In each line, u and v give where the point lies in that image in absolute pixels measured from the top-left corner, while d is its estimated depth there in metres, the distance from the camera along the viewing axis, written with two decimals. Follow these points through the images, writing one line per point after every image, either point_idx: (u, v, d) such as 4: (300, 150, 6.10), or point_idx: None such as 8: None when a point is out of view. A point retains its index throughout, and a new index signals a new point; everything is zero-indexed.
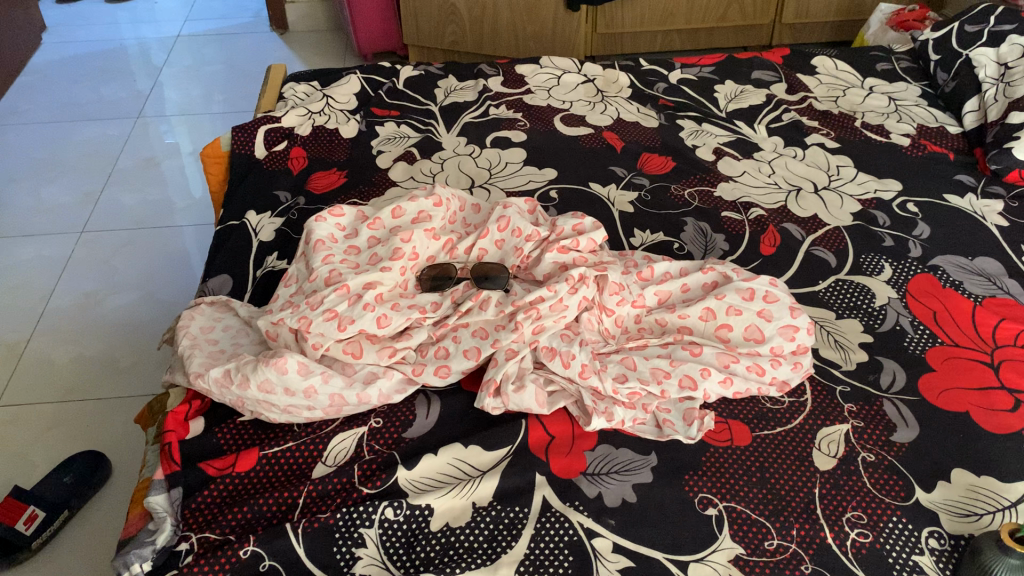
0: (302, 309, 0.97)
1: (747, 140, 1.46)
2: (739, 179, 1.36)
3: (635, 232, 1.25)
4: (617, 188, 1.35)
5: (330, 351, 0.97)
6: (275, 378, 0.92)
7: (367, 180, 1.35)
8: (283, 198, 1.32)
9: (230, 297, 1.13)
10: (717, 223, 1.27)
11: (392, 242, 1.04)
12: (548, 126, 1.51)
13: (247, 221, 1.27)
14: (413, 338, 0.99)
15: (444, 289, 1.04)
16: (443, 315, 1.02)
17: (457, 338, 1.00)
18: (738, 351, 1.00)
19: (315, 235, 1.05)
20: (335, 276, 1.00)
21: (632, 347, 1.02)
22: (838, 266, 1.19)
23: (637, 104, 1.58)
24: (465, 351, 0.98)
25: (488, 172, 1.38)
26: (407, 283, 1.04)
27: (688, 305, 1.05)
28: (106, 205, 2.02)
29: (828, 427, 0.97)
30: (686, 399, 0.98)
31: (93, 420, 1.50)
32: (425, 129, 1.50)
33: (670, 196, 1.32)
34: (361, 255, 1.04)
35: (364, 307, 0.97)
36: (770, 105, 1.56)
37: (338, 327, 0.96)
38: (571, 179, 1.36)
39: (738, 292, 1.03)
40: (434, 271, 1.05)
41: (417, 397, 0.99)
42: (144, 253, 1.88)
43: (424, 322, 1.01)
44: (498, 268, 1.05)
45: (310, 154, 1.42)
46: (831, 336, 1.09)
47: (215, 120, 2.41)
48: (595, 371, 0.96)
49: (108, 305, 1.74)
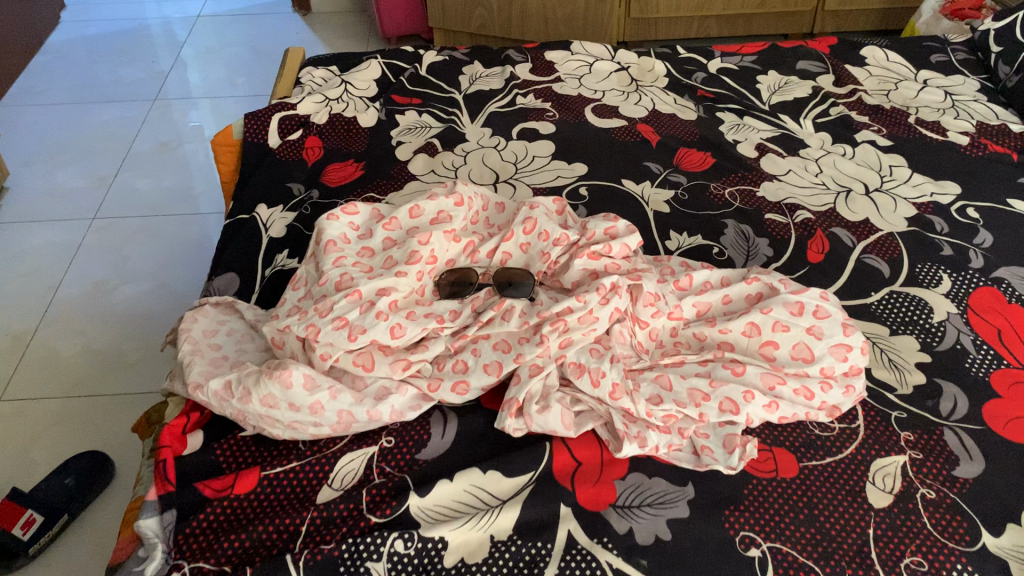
0: (310, 316, 0.90)
1: (792, 135, 1.37)
2: (784, 178, 1.27)
3: (670, 235, 1.16)
4: (652, 185, 1.26)
5: (340, 362, 0.89)
6: (279, 393, 0.85)
7: (385, 173, 1.27)
8: (296, 190, 1.24)
9: (236, 298, 1.06)
10: (761, 227, 1.17)
11: (409, 245, 0.96)
12: (579, 117, 1.42)
13: (258, 215, 1.19)
14: (429, 350, 0.91)
15: (464, 295, 0.96)
16: (462, 325, 0.94)
17: (476, 350, 0.92)
18: (785, 371, 0.91)
19: (326, 234, 0.97)
20: (346, 280, 0.93)
21: (667, 364, 0.94)
22: (892, 276, 1.10)
23: (674, 95, 1.48)
24: (485, 365, 0.90)
25: (514, 166, 1.30)
26: (424, 290, 0.96)
27: (730, 318, 0.96)
28: (119, 190, 1.96)
29: (882, 458, 0.88)
30: (727, 424, 0.89)
31: (99, 417, 1.44)
32: (448, 118, 1.42)
33: (708, 196, 1.23)
34: (375, 258, 0.96)
35: (377, 315, 0.89)
36: (817, 98, 1.46)
37: (348, 337, 0.88)
38: (603, 175, 1.27)
39: (786, 306, 0.94)
40: (454, 277, 0.97)
41: (433, 414, 0.91)
42: (156, 241, 1.82)
43: (441, 333, 0.93)
44: (524, 274, 0.97)
45: (326, 144, 1.34)
46: (885, 354, 1.00)
47: (234, 104, 2.34)
48: (627, 391, 0.88)
49: (118, 296, 1.68)
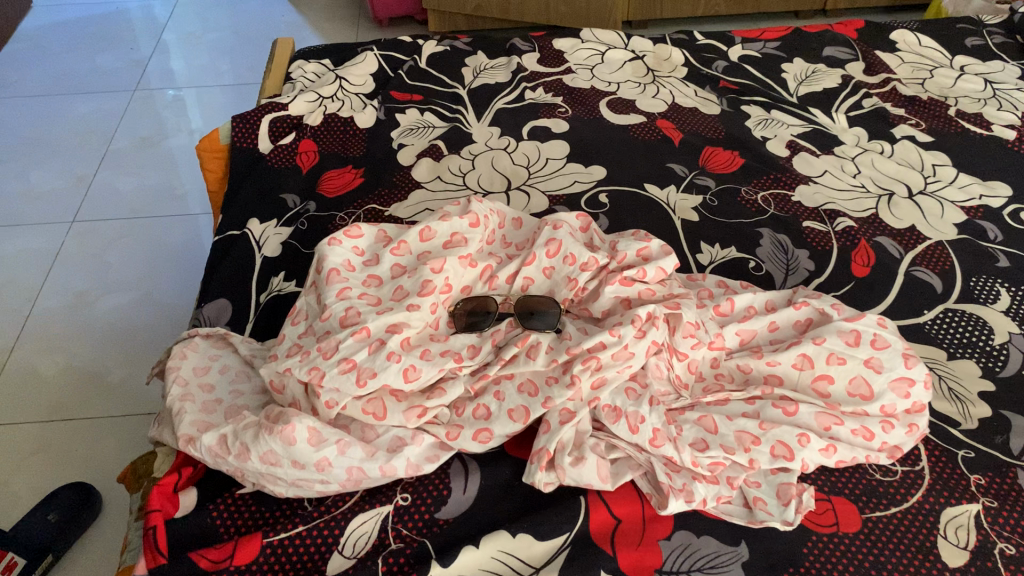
0: (313, 358, 0.81)
1: (824, 131, 1.27)
2: (819, 180, 1.17)
3: (701, 248, 1.06)
4: (678, 190, 1.16)
5: (347, 410, 0.80)
6: (281, 449, 0.76)
7: (387, 181, 1.17)
8: (291, 202, 1.14)
9: (228, 329, 0.96)
10: (799, 237, 1.08)
11: (421, 272, 0.86)
12: (593, 113, 1.31)
13: (249, 231, 1.09)
14: (447, 394, 0.81)
15: (483, 328, 0.86)
16: (483, 362, 0.84)
17: (499, 392, 0.82)
18: (841, 410, 0.83)
19: (328, 262, 0.87)
20: (353, 316, 0.83)
21: (710, 402, 0.85)
22: (945, 292, 1.01)
23: (694, 86, 1.38)
24: (510, 410, 0.81)
25: (527, 170, 1.19)
26: (438, 322, 0.86)
27: (778, 348, 0.87)
28: (100, 190, 1.85)
29: (954, 507, 0.79)
30: (780, 470, 0.80)
31: (84, 444, 1.34)
32: (453, 116, 1.31)
33: (739, 202, 1.14)
34: (384, 288, 0.86)
35: (388, 357, 0.80)
36: (848, 88, 1.36)
37: (356, 382, 0.79)
38: (623, 179, 1.17)
39: (841, 335, 0.85)
40: (472, 307, 0.87)
41: (453, 465, 0.82)
42: (140, 246, 1.71)
43: (459, 374, 0.83)
44: (550, 303, 0.87)
45: (321, 148, 1.23)
46: (945, 383, 0.91)
47: (219, 93, 2.22)
48: (670, 438, 0.79)
49: (102, 307, 1.58)
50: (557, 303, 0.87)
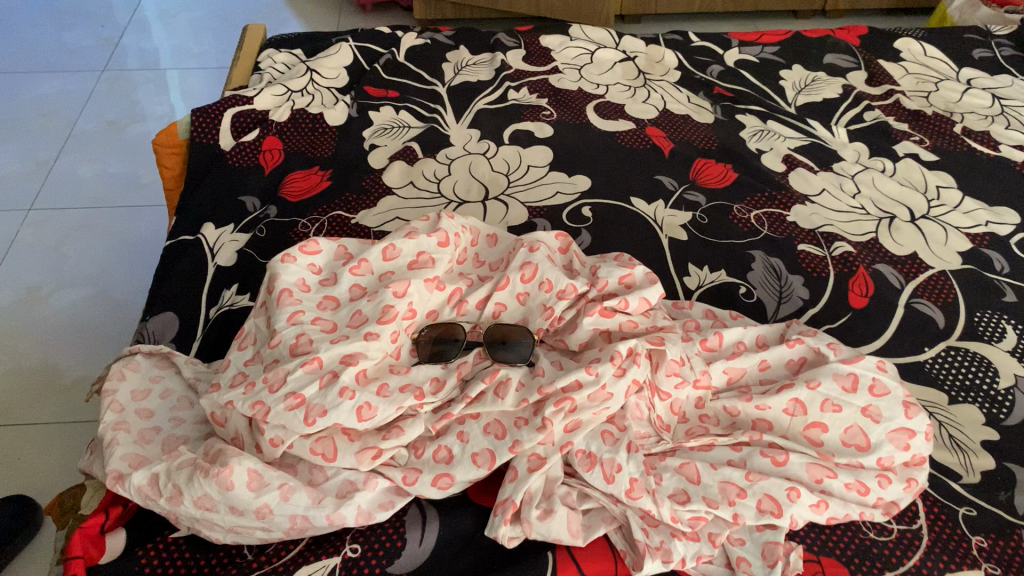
0: (258, 390, 0.73)
1: (823, 145, 1.20)
2: (816, 199, 1.10)
3: (689, 270, 0.99)
4: (666, 205, 1.08)
5: (294, 449, 0.73)
6: (217, 495, 0.68)
7: (355, 185, 1.09)
8: (250, 206, 1.06)
9: (173, 348, 0.88)
10: (793, 262, 1.01)
11: (381, 296, 0.78)
12: (579, 117, 1.24)
13: (203, 237, 1.01)
14: (405, 434, 0.74)
15: (449, 357, 0.79)
16: (446, 399, 0.77)
17: (462, 432, 0.75)
18: (835, 462, 0.76)
19: (280, 282, 0.79)
20: (304, 344, 0.75)
21: (692, 447, 0.78)
22: (947, 327, 0.94)
23: (687, 92, 1.31)
24: (474, 454, 0.73)
25: (506, 178, 1.11)
26: (400, 352, 0.79)
27: (768, 391, 0.80)
28: (60, 176, 1.76)
29: (953, 573, 0.73)
30: (766, 527, 0.73)
31: (27, 453, 1.26)
32: (430, 116, 1.23)
33: (731, 220, 1.06)
34: (341, 312, 0.79)
35: (340, 392, 0.72)
36: (849, 100, 1.29)
37: (304, 419, 0.71)
38: (608, 191, 1.10)
39: (837, 379, 0.79)
40: (439, 334, 0.80)
41: (410, 512, 0.75)
42: (100, 239, 1.62)
43: (419, 411, 0.76)
44: (523, 334, 0.80)
45: (287, 146, 1.15)
46: (945, 430, 0.84)
47: (202, 77, 2.12)
48: (648, 490, 0.72)
49: (55, 303, 1.49)
50: (531, 334, 0.80)
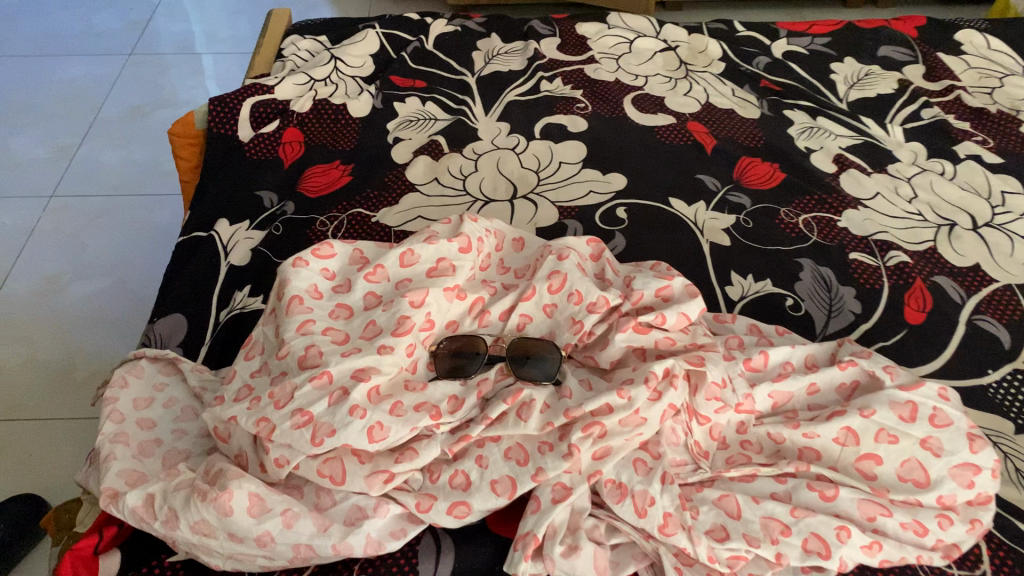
0: (264, 406, 0.68)
1: (877, 145, 1.12)
2: (869, 203, 1.02)
3: (731, 279, 0.92)
4: (707, 207, 1.01)
5: (300, 470, 0.68)
6: (215, 520, 0.63)
7: (377, 180, 1.03)
8: (266, 201, 1.01)
9: (180, 353, 0.83)
10: (844, 271, 0.94)
11: (398, 306, 0.73)
12: (615, 110, 1.17)
13: (216, 235, 0.96)
14: (419, 458, 0.68)
15: (469, 373, 0.73)
16: (465, 418, 0.71)
17: (481, 457, 0.69)
18: (890, 498, 0.69)
19: (290, 288, 0.74)
20: (313, 357, 0.70)
21: (732, 477, 0.72)
22: (1013, 348, 0.86)
23: (731, 85, 1.23)
24: (492, 481, 0.68)
25: (536, 175, 1.05)
26: (417, 366, 0.74)
27: (818, 418, 0.74)
28: (83, 162, 1.73)
29: None
30: (813, 568, 0.67)
31: (39, 450, 1.23)
32: (458, 108, 1.17)
33: (777, 225, 0.99)
34: (354, 322, 0.73)
35: (350, 411, 0.67)
36: (905, 96, 1.20)
37: (311, 439, 0.66)
38: (645, 191, 1.03)
39: (893, 407, 0.71)
40: (458, 348, 0.74)
41: (424, 540, 0.69)
42: (120, 228, 1.59)
43: (436, 432, 0.70)
44: (550, 350, 0.74)
45: (307, 138, 1.10)
46: (1012, 463, 0.77)
47: (234, 63, 2.07)
48: (683, 526, 0.66)
49: (73, 293, 1.46)
50: (558, 351, 0.74)
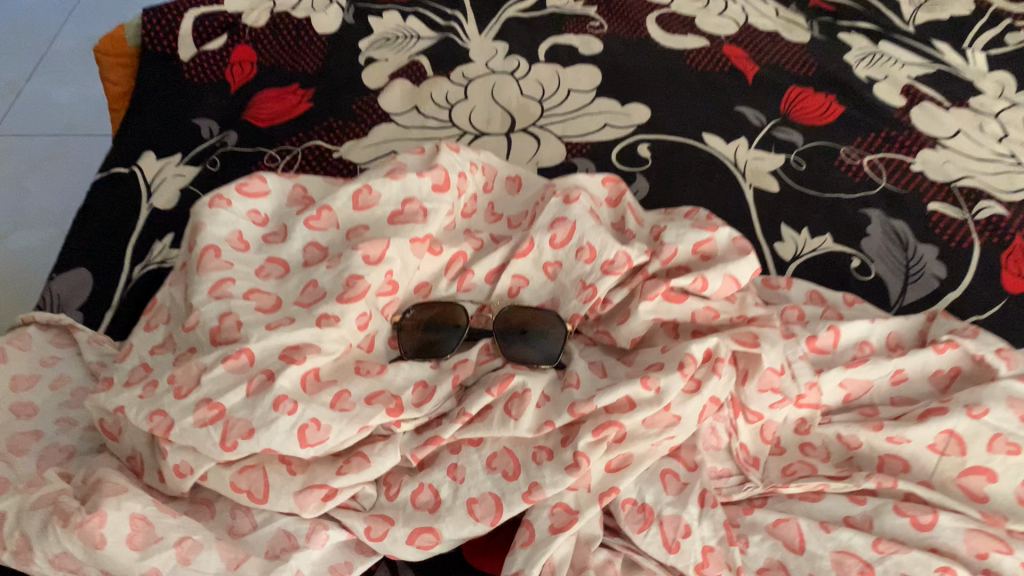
0: (160, 394, 0.50)
1: (955, 74, 0.92)
2: (950, 143, 0.83)
3: (781, 233, 0.74)
4: (749, 145, 0.82)
5: (210, 482, 0.50)
6: (82, 555, 0.46)
7: (344, 108, 0.84)
8: (205, 131, 0.82)
9: (78, 318, 0.65)
10: (922, 225, 0.75)
11: (346, 261, 0.54)
12: (636, 30, 0.96)
13: (139, 170, 0.77)
14: (373, 470, 0.50)
15: (445, 350, 0.55)
16: (437, 413, 0.53)
17: (454, 466, 0.51)
18: (1009, 528, 0.51)
19: (203, 235, 0.55)
20: (228, 330, 0.51)
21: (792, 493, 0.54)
22: None
23: (775, 3, 1.03)
24: (469, 501, 0.50)
25: (540, 105, 0.86)
26: (374, 342, 0.55)
27: (906, 416, 0.56)
28: (30, 100, 1.53)
29: None
30: None
31: None
32: (447, 24, 0.97)
33: (837, 167, 0.80)
34: (289, 283, 0.55)
35: (274, 404, 0.49)
36: (986, 17, 1.00)
37: (221, 442, 0.48)
38: (673, 125, 0.84)
39: (1013, 405, 0.54)
40: (429, 319, 0.56)
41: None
42: (69, 172, 1.40)
43: (395, 432, 0.52)
44: (553, 326, 0.56)
45: (262, 58, 0.90)
46: None
47: None
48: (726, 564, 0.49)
49: (10, 245, 1.27)
50: (563, 325, 0.55)
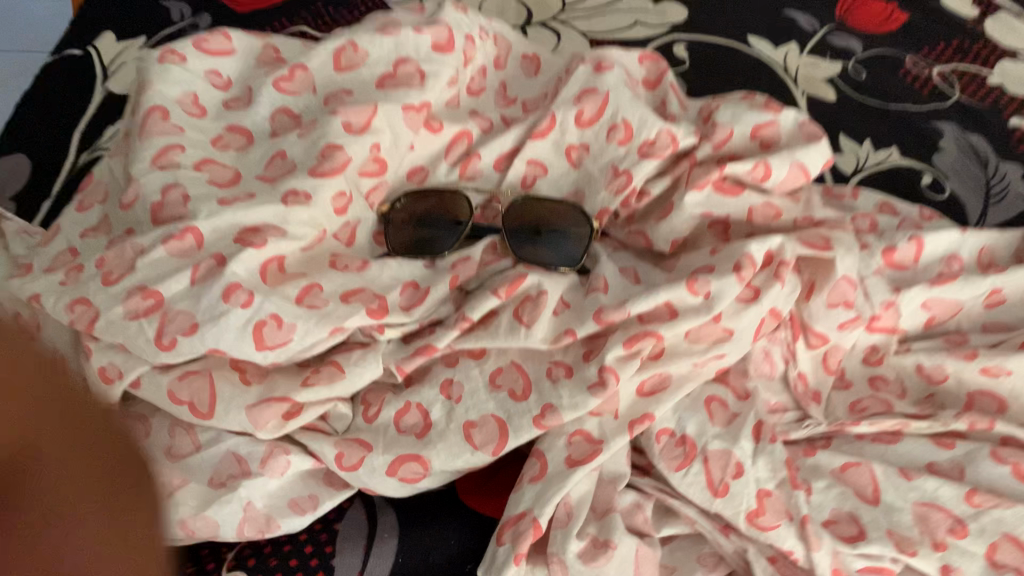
0: (83, 279, 0.40)
1: None
2: None
3: (841, 145, 0.63)
4: (800, 52, 0.71)
5: (143, 390, 0.40)
6: None
7: None
8: (176, 13, 0.71)
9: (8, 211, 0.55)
10: (1004, 143, 0.64)
11: (323, 128, 0.43)
12: None
13: (96, 52, 0.67)
14: (347, 384, 0.40)
15: (442, 246, 0.45)
16: (430, 319, 0.43)
17: (449, 383, 0.41)
18: None
19: (149, 95, 0.45)
20: (173, 205, 0.41)
21: (859, 433, 0.45)
22: None
23: None
24: (466, 425, 0.40)
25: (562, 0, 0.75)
26: (355, 235, 0.45)
27: (1005, 345, 0.46)
28: None
29: None
30: None
31: None
32: None
33: (902, 79, 0.68)
34: (252, 155, 0.45)
35: (224, 294, 0.39)
36: None
37: (157, 338, 0.38)
38: (714, 26, 0.72)
39: None
40: (423, 214, 0.46)
41: (359, 509, 0.42)
42: None
43: (377, 340, 0.42)
44: (574, 224, 0.45)
45: None
46: None
47: None
48: (788, 512, 0.39)
49: None
50: (590, 225, 0.45)
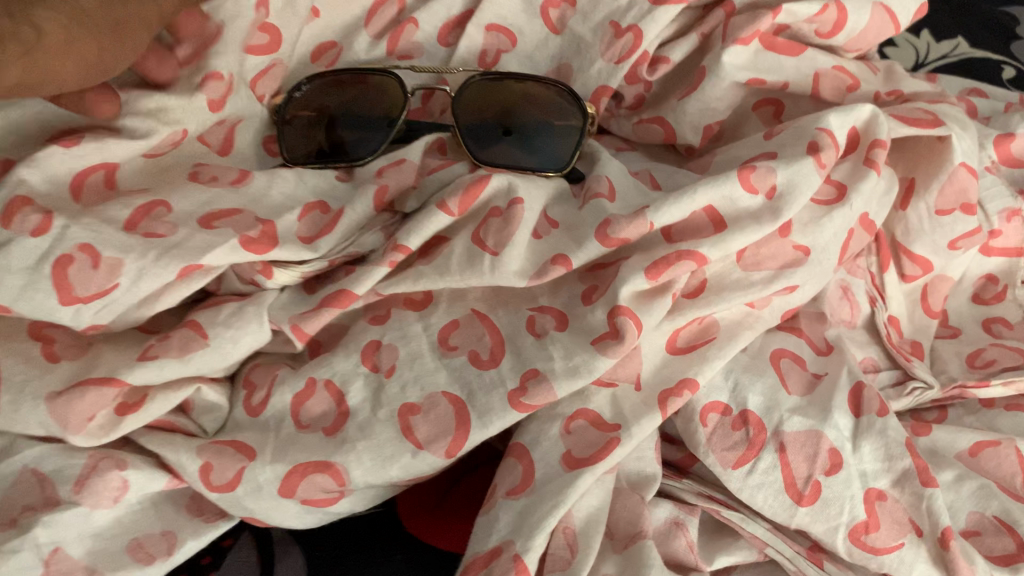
0: None
1: None
2: None
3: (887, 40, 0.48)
4: None
5: None
6: None
7: None
8: None
9: None
10: None
11: None
12: None
13: None
14: (210, 356, 0.25)
15: (361, 151, 0.30)
16: (346, 256, 0.28)
17: (375, 347, 0.26)
18: None
19: None
20: None
21: (986, 401, 0.31)
22: None
23: None
24: (404, 411, 0.25)
25: None
26: (233, 139, 0.30)
27: None
28: None
29: None
30: None
31: None
32: None
33: None
34: None
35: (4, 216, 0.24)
36: None
37: None
38: None
39: None
40: (336, 111, 0.31)
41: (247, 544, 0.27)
42: None
43: (263, 288, 0.27)
44: (553, 105, 0.31)
45: None
46: None
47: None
48: (914, 520, 0.25)
49: None
50: (582, 113, 0.31)
